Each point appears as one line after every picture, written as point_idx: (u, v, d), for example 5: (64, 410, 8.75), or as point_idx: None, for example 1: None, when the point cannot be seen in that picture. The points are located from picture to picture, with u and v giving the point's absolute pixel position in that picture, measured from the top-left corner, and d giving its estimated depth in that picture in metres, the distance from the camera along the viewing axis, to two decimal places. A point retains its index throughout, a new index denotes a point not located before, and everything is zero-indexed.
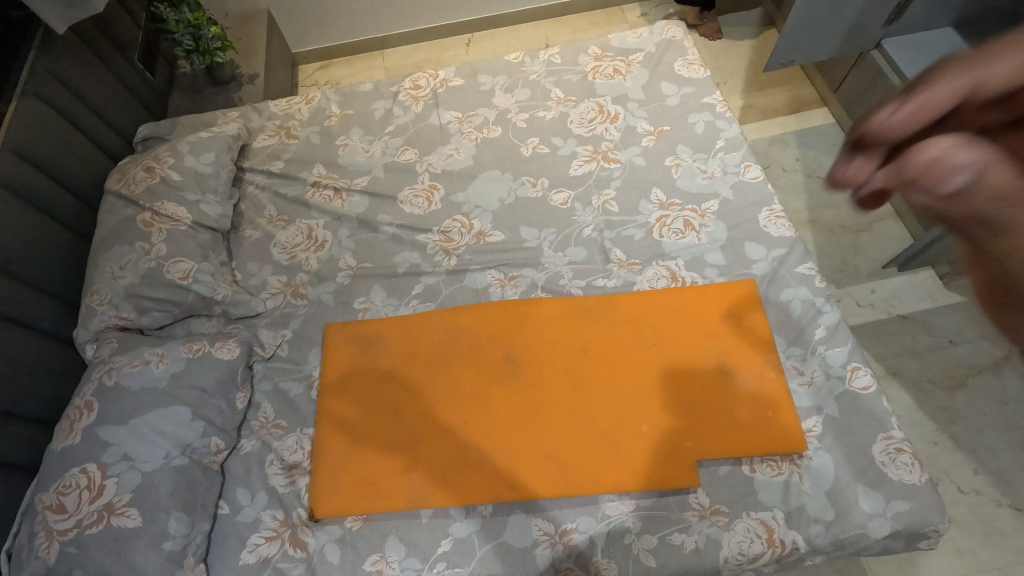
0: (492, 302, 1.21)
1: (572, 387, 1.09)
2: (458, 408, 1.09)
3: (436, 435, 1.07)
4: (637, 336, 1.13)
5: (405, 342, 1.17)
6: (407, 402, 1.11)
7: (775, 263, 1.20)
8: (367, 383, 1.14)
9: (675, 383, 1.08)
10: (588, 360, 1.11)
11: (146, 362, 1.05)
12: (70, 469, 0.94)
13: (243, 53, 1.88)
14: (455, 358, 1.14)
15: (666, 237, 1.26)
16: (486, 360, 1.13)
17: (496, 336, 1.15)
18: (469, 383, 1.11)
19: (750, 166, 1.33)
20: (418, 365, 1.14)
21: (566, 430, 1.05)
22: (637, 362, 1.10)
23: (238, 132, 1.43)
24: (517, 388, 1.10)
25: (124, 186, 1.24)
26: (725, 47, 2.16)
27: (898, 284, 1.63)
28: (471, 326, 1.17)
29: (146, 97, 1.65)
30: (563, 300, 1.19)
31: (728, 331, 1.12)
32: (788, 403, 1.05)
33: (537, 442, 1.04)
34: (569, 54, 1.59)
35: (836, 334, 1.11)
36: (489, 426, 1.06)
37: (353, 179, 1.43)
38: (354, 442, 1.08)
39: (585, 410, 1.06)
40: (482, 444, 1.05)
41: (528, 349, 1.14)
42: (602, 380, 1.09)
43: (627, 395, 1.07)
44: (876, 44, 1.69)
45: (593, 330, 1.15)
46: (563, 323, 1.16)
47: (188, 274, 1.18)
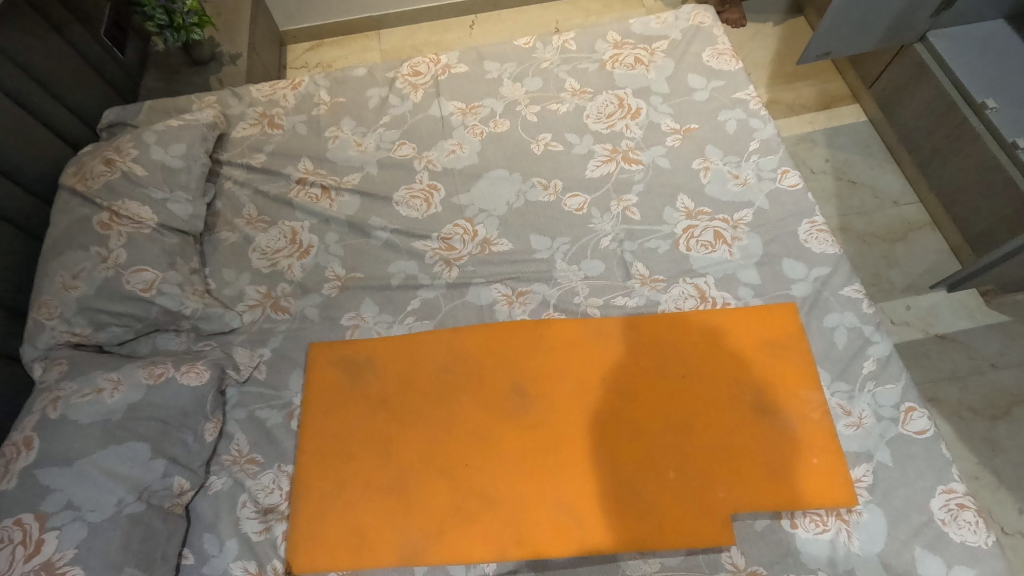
0: (498, 322, 1.07)
1: (586, 425, 0.97)
2: (459, 446, 0.96)
3: (431, 478, 0.94)
4: (660, 366, 1.01)
5: (397, 368, 1.04)
6: (399, 438, 0.98)
7: (818, 284, 1.06)
8: (355, 414, 1.01)
9: (703, 422, 0.96)
10: (605, 394, 0.99)
11: (98, 390, 0.91)
12: (3, 519, 0.80)
13: (224, 30, 1.71)
14: (455, 387, 1.02)
15: (694, 251, 1.12)
16: (489, 390, 1.01)
17: (501, 363, 1.03)
18: (470, 418, 0.99)
19: (788, 171, 1.19)
20: (414, 394, 1.02)
21: (580, 476, 0.93)
22: (660, 397, 0.98)
23: (214, 120, 1.27)
24: (524, 425, 0.97)
25: (79, 181, 1.09)
26: (749, 36, 2.01)
27: (935, 301, 1.50)
28: (472, 350, 1.05)
29: (114, 77, 1.49)
30: (576, 322, 1.06)
31: (764, 363, 1.00)
32: (835, 449, 0.92)
33: (546, 490, 0.92)
34: (585, 40, 1.43)
35: (887, 369, 0.98)
36: (491, 470, 0.94)
37: (343, 176, 1.28)
38: (339, 484, 0.96)
39: (601, 453, 0.94)
40: (486, 489, 0.93)
41: (538, 379, 1.01)
42: (620, 418, 0.97)
43: (649, 435, 0.95)
44: (920, 36, 1.54)
45: (610, 358, 1.02)
46: (576, 350, 1.03)
47: (150, 285, 1.03)
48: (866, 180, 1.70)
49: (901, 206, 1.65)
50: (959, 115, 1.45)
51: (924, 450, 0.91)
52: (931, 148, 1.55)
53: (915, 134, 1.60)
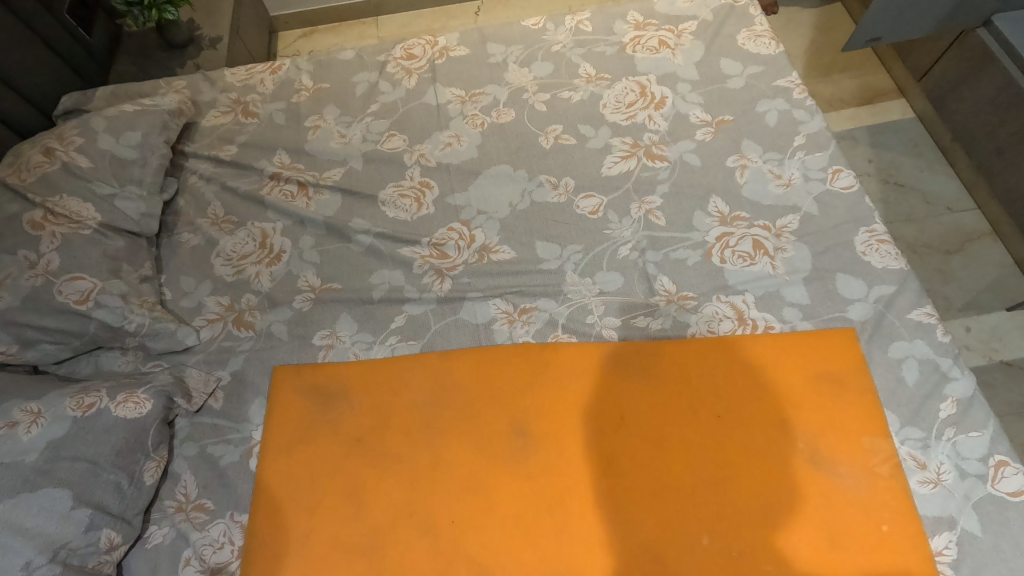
0: (496, 345, 0.91)
1: (598, 475, 0.80)
2: (446, 495, 0.81)
3: (410, 538, 0.78)
4: (688, 403, 0.84)
5: (375, 398, 0.88)
6: (374, 487, 0.82)
7: (880, 306, 0.89)
8: (323, 456, 0.85)
9: (742, 475, 0.78)
10: (620, 435, 0.82)
11: (12, 425, 0.76)
12: None
13: (205, 12, 1.57)
14: (441, 425, 0.86)
15: (730, 263, 0.95)
16: (482, 428, 0.85)
17: (496, 395, 0.87)
18: (458, 463, 0.83)
19: (841, 171, 1.01)
20: (394, 430, 0.86)
21: (588, 540, 0.76)
22: (687, 441, 0.81)
23: (178, 106, 1.12)
24: (521, 473, 0.81)
25: (14, 174, 0.94)
26: (781, 24, 1.83)
27: (999, 321, 1.32)
28: (463, 378, 0.89)
29: (80, 61, 1.35)
30: (588, 347, 0.89)
31: (817, 403, 0.82)
32: (910, 514, 0.75)
33: (549, 553, 0.76)
34: (602, 20, 1.27)
35: (971, 412, 0.80)
36: (481, 529, 0.78)
37: (324, 171, 1.12)
38: (301, 545, 0.80)
39: (615, 511, 0.78)
40: (476, 550, 0.77)
41: (543, 413, 0.85)
42: (640, 468, 0.80)
43: (674, 488, 0.78)
44: (985, 20, 1.35)
45: (627, 391, 0.86)
46: (585, 381, 0.87)
47: (87, 297, 0.88)
48: (915, 183, 1.51)
49: (957, 213, 1.46)
50: None
51: (1022, 516, 0.73)
52: (994, 147, 1.37)
53: (975, 131, 1.41)
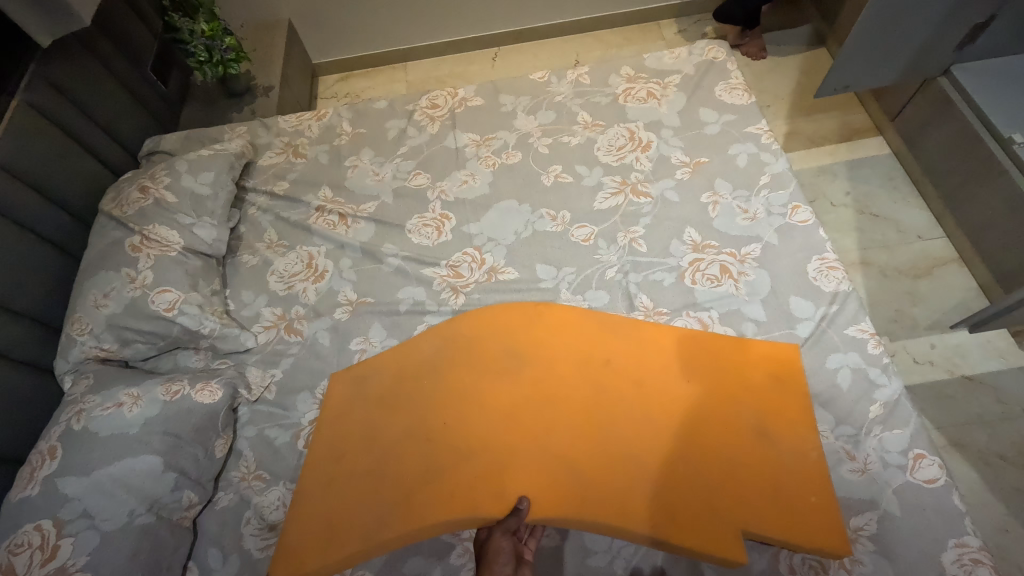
0: (509, 314, 1.13)
1: (574, 414, 1.04)
2: (456, 418, 1.05)
3: (422, 449, 1.03)
4: (652, 373, 1.05)
5: (412, 347, 1.12)
6: (401, 418, 1.07)
7: (825, 322, 1.05)
8: (367, 391, 1.09)
9: (693, 422, 0.99)
10: (594, 397, 1.05)
11: (119, 405, 0.97)
12: (24, 525, 0.86)
13: (260, 64, 1.82)
14: (460, 370, 1.10)
15: (700, 284, 1.12)
16: (491, 376, 1.10)
17: (499, 363, 1.11)
18: (465, 413, 1.06)
19: (799, 207, 1.18)
20: (423, 372, 1.11)
21: (557, 458, 1.01)
22: (651, 391, 1.04)
23: (242, 149, 1.35)
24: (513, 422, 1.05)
25: (116, 207, 1.18)
26: (768, 68, 2.01)
27: (962, 339, 1.45)
28: (475, 349, 1.12)
29: (158, 109, 1.61)
30: (576, 326, 1.11)
31: (765, 386, 1.00)
32: (830, 497, 0.89)
33: (526, 463, 1.00)
34: (599, 74, 1.47)
35: (895, 413, 0.96)
36: (479, 446, 1.03)
37: (360, 204, 1.33)
38: (338, 454, 1.04)
39: (583, 444, 1.01)
40: (472, 458, 1.02)
41: (539, 364, 1.11)
42: (608, 406, 1.04)
43: (635, 427, 1.01)
44: (945, 70, 1.51)
45: (609, 352, 1.08)
46: (575, 344, 1.10)
47: (173, 306, 1.09)
48: (888, 213, 1.66)
49: (926, 241, 1.60)
50: (985, 151, 1.41)
51: (933, 500, 0.89)
52: (957, 183, 1.51)
53: (941, 168, 1.57)
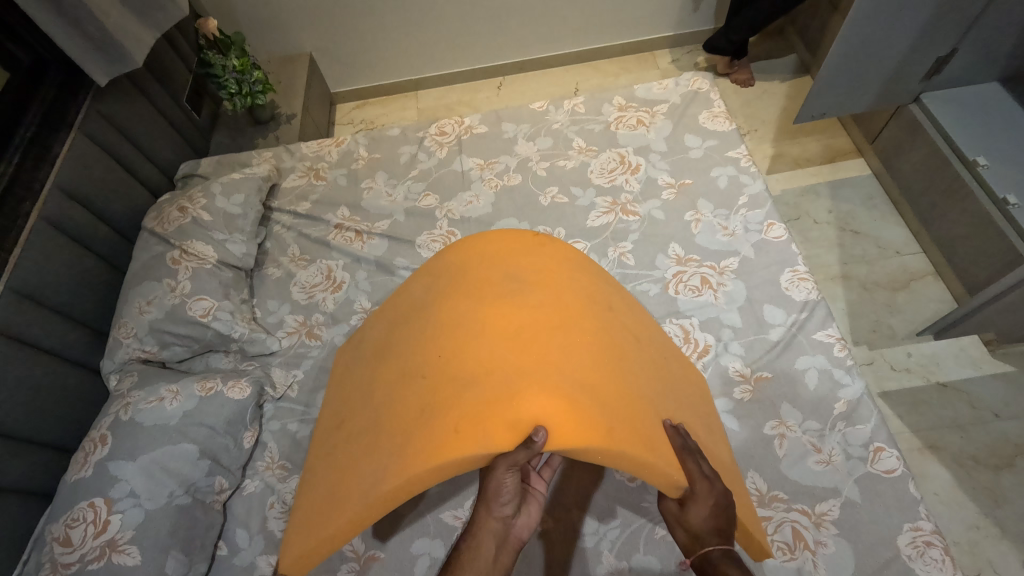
0: (504, 255, 1.16)
1: (583, 339, 0.98)
2: (455, 345, 1.00)
3: (421, 385, 0.98)
4: (639, 325, 1.09)
5: (409, 302, 1.18)
6: (401, 360, 1.06)
7: (794, 328, 1.16)
8: (371, 354, 1.15)
9: (672, 382, 1.03)
10: (600, 328, 1.02)
11: (161, 399, 1.09)
12: (79, 502, 0.97)
13: (284, 95, 1.99)
14: (461, 301, 1.08)
15: (682, 294, 1.24)
16: (493, 303, 1.06)
17: (495, 295, 1.06)
18: (465, 340, 1.00)
19: (774, 224, 1.29)
20: (418, 314, 1.13)
21: (570, 384, 0.90)
22: (641, 340, 1.06)
23: (269, 173, 1.50)
24: (509, 370, 0.93)
25: (158, 224, 1.32)
26: (756, 94, 2.14)
27: (937, 348, 1.54)
28: (468, 287, 1.11)
29: (192, 136, 1.76)
30: (570, 270, 1.13)
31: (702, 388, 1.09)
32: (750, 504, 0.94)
33: (539, 400, 0.86)
34: (593, 103, 1.60)
35: (857, 410, 1.06)
36: (482, 378, 0.93)
37: (375, 222, 1.46)
38: (340, 422, 1.08)
39: (594, 370, 0.94)
40: (475, 389, 0.91)
41: (541, 291, 1.07)
42: (612, 341, 1.01)
43: (634, 366, 0.99)
44: (914, 98, 1.63)
45: (603, 298, 1.10)
46: (573, 284, 1.10)
47: (208, 312, 1.22)
48: (868, 230, 1.76)
49: (905, 256, 1.70)
50: (953, 173, 1.51)
51: (890, 487, 0.98)
52: (930, 202, 1.62)
53: (915, 188, 1.67)
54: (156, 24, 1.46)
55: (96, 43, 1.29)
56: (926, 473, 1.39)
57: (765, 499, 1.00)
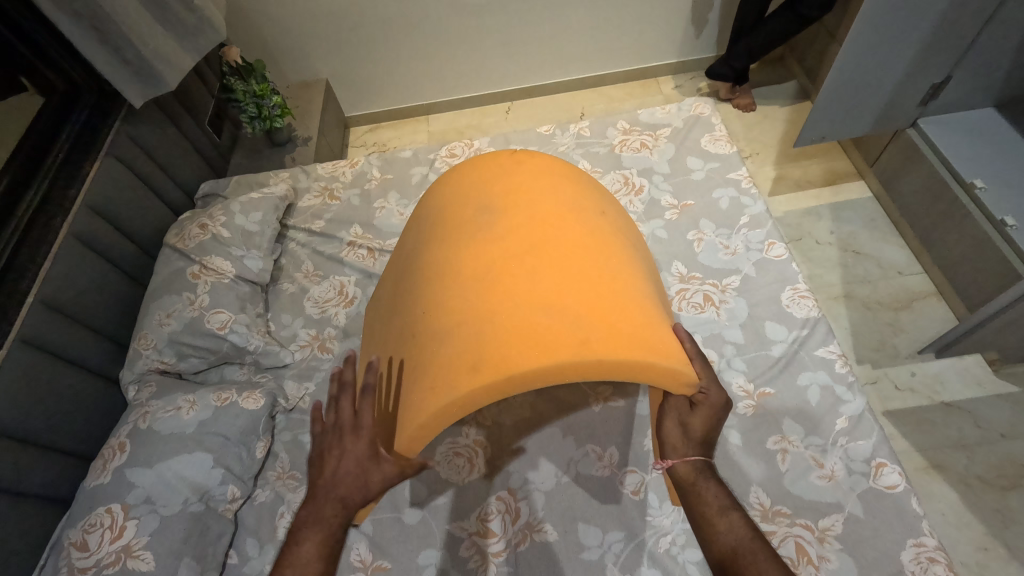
0: (470, 196, 1.15)
1: (546, 259, 0.96)
2: (429, 296, 1.01)
3: (404, 347, 1.00)
4: (604, 236, 1.06)
5: (399, 267, 1.22)
6: (392, 330, 1.09)
7: (796, 345, 1.18)
8: (377, 326, 1.21)
9: (643, 288, 0.99)
10: (562, 243, 0.99)
11: (178, 408, 1.12)
12: (97, 507, 1.00)
13: (300, 119, 2.07)
14: (434, 252, 1.09)
15: (685, 311, 1.27)
16: (459, 243, 1.05)
17: (464, 236, 1.06)
18: (435, 288, 1.00)
19: (774, 243, 1.33)
20: (404, 278, 1.16)
21: (531, 305, 0.89)
22: (605, 248, 1.02)
23: (285, 193, 1.56)
24: (477, 310, 0.92)
25: (179, 241, 1.38)
26: (758, 119, 2.20)
27: (940, 367, 1.55)
28: (438, 238, 1.11)
29: (213, 157, 1.84)
30: (535, 194, 1.09)
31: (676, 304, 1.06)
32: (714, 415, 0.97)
33: (502, 331, 0.87)
34: (599, 127, 1.66)
35: (859, 426, 1.07)
36: (449, 322, 0.93)
37: (386, 240, 1.51)
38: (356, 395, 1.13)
39: (557, 286, 0.91)
40: (445, 335, 0.92)
41: (503, 221, 1.05)
42: (575, 253, 0.97)
43: (599, 272, 0.95)
44: (912, 122, 1.68)
45: (567, 214, 1.06)
46: (534, 206, 1.07)
47: (225, 325, 1.26)
48: (870, 251, 1.79)
49: (907, 276, 1.72)
50: (951, 195, 1.55)
51: (892, 503, 0.98)
52: (930, 223, 1.65)
53: (914, 210, 1.71)
54: (192, 48, 1.55)
55: (133, 68, 1.37)
56: (933, 493, 1.38)
57: (769, 513, 1.01)
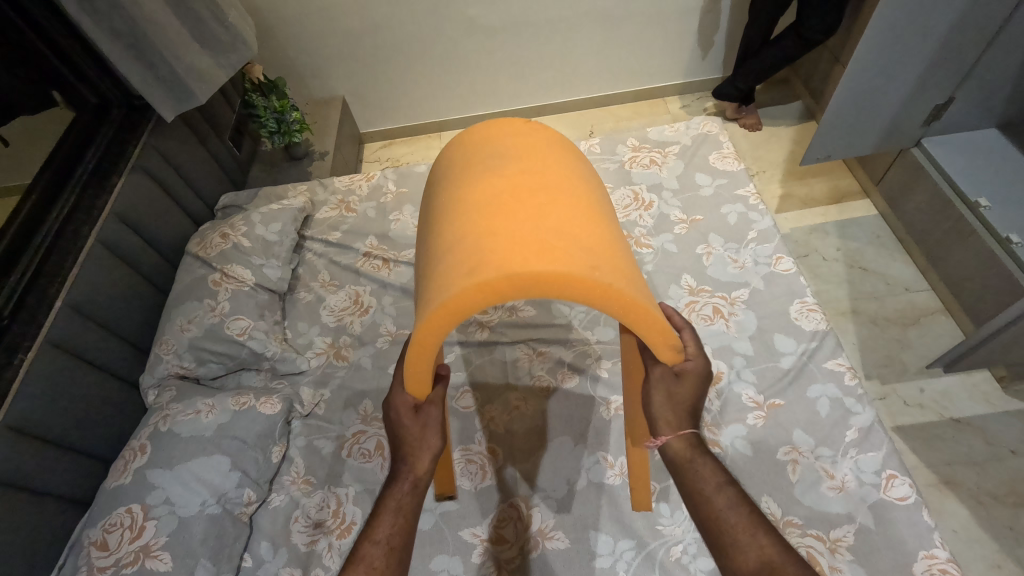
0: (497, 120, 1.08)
1: (567, 185, 0.89)
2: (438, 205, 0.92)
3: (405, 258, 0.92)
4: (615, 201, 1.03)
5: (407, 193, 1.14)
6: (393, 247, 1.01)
7: (805, 357, 1.20)
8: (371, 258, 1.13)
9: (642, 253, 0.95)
10: (581, 182, 0.94)
11: (197, 411, 1.15)
12: (117, 507, 1.02)
13: (318, 134, 2.13)
14: (450, 166, 1.01)
15: (695, 322, 1.30)
16: (478, 155, 0.97)
17: (483, 149, 0.98)
18: (446, 197, 0.92)
19: (782, 258, 1.35)
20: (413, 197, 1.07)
21: (546, 216, 0.81)
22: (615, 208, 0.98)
23: (303, 205, 1.60)
24: (487, 212, 0.82)
25: (201, 249, 1.42)
26: (764, 138, 2.24)
27: (949, 383, 1.55)
28: (455, 154, 1.03)
29: (233, 170, 1.89)
30: (562, 140, 1.05)
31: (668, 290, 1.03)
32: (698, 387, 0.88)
33: (509, 233, 0.78)
34: (609, 144, 1.70)
35: (869, 437, 1.08)
36: (456, 224, 0.84)
37: (401, 251, 1.55)
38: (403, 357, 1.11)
39: (573, 207, 0.84)
40: (449, 237, 0.83)
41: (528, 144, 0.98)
42: (591, 193, 0.92)
43: (609, 218, 0.90)
44: (916, 142, 1.71)
45: (587, 167, 1.03)
46: (559, 146, 1.02)
47: (244, 331, 1.30)
48: (876, 268, 1.81)
49: (913, 293, 1.74)
50: (956, 213, 1.57)
51: (904, 515, 0.99)
52: (936, 241, 1.67)
53: (920, 227, 1.73)
54: (227, 64, 1.61)
55: (166, 84, 1.43)
56: (943, 509, 1.38)
57: (780, 523, 1.01)
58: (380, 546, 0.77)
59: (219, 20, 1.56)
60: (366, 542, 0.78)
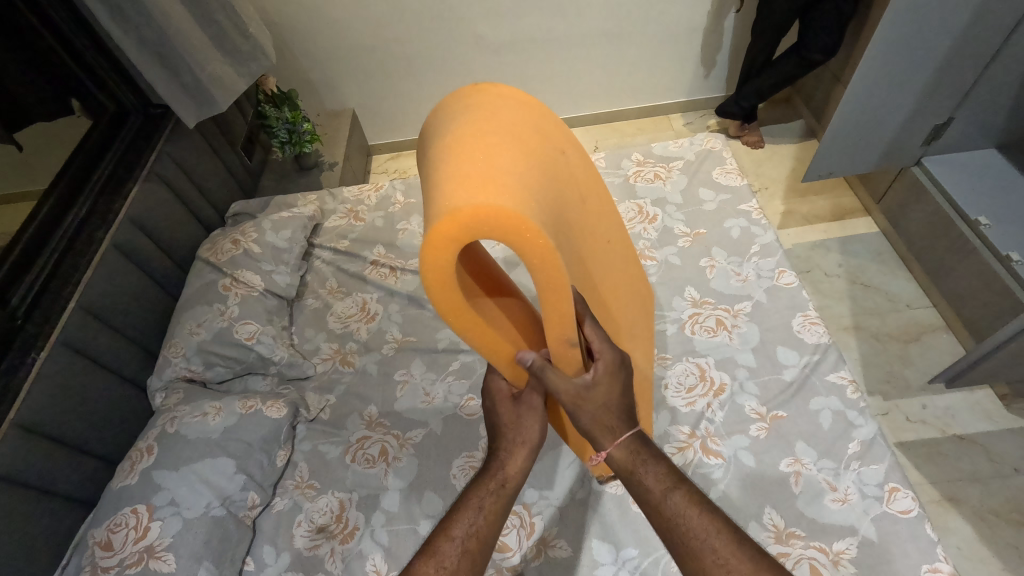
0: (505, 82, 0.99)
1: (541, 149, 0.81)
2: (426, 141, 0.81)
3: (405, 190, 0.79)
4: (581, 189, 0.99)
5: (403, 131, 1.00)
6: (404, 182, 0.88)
7: (807, 369, 1.21)
8: None
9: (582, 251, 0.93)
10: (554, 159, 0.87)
11: (204, 413, 1.16)
12: (123, 508, 1.02)
13: (327, 145, 2.17)
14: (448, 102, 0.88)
15: (698, 334, 1.31)
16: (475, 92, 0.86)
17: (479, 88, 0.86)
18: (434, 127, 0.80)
19: (785, 271, 1.37)
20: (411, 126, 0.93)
21: (519, 161, 0.70)
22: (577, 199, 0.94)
23: (313, 214, 1.63)
24: (461, 146, 0.70)
25: (212, 254, 1.45)
26: (766, 156, 2.27)
27: (951, 400, 1.56)
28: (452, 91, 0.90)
29: (243, 178, 1.93)
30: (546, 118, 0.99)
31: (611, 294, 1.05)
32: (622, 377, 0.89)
33: (485, 167, 0.66)
34: (614, 159, 1.73)
35: (872, 450, 1.08)
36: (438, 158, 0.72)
37: (408, 260, 1.57)
38: None
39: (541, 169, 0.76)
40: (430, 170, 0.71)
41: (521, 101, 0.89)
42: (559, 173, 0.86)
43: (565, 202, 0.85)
44: (917, 161, 1.74)
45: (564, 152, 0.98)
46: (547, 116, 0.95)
47: (252, 336, 1.32)
48: (878, 284, 1.82)
49: (915, 309, 1.75)
50: (956, 231, 1.59)
51: (907, 528, 0.99)
52: (937, 258, 1.68)
53: (921, 245, 1.75)
54: (245, 73, 1.65)
55: (190, 91, 1.48)
56: (947, 526, 1.37)
57: (782, 535, 1.01)
58: (455, 543, 0.77)
59: (240, 31, 1.62)
60: (444, 537, 0.78)
